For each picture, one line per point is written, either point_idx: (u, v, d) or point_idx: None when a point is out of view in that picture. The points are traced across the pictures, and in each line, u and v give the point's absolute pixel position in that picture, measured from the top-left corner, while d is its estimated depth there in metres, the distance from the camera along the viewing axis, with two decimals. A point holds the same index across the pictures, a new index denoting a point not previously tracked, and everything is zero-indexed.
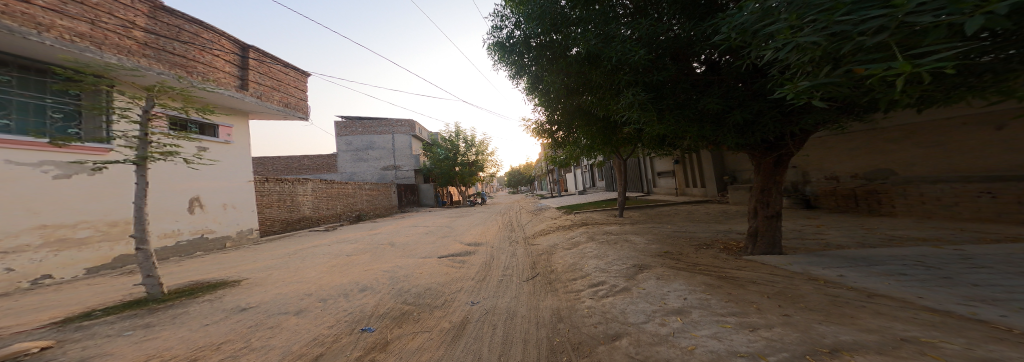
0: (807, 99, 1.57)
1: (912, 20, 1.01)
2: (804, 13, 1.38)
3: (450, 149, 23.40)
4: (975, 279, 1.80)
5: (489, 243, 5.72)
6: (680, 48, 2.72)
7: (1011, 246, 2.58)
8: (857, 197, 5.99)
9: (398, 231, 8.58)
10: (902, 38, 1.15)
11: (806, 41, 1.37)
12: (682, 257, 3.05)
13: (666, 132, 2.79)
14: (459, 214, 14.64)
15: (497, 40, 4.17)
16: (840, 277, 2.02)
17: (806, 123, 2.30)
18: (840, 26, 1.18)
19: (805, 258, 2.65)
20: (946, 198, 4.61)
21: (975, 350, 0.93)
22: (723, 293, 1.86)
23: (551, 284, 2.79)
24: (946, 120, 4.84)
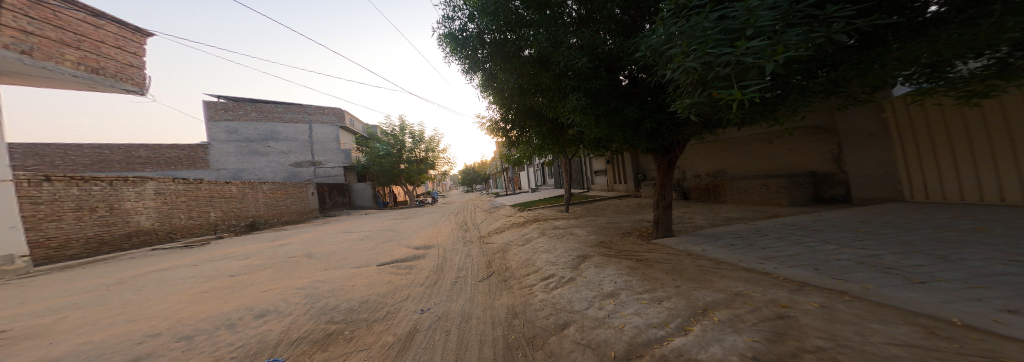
0: (688, 113, 2.16)
1: (744, 59, 1.57)
2: (691, 44, 1.87)
3: (391, 144, 20.70)
4: (767, 245, 2.90)
5: (440, 245, 5.41)
6: (613, 61, 3.13)
7: (781, 221, 4.24)
8: (708, 188, 8.46)
9: (320, 239, 7.05)
10: (739, 72, 1.73)
11: (689, 66, 1.86)
12: (613, 245, 3.68)
13: (601, 135, 3.20)
14: (402, 216, 13.12)
15: (448, 31, 3.75)
16: (703, 250, 2.93)
17: (686, 133, 3.10)
18: (710, 56, 1.68)
19: (685, 238, 3.67)
20: (748, 189, 7.01)
21: (765, 294, 1.55)
22: (640, 272, 2.41)
23: (506, 282, 2.91)
24: (747, 136, 7.46)
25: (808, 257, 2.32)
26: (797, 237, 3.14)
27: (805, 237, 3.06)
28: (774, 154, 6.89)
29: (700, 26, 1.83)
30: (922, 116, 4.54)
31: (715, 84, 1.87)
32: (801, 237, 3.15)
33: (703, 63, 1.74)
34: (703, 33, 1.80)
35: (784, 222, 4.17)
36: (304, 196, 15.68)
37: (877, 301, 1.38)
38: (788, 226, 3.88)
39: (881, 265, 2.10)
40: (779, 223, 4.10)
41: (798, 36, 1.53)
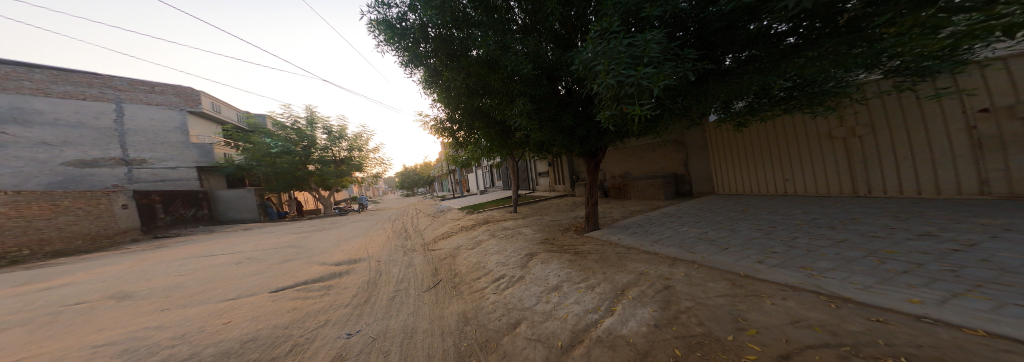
0: (607, 123, 2.59)
1: (643, 81, 2.05)
2: (611, 63, 2.23)
3: (291, 139, 16.63)
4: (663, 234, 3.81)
5: (367, 258, 4.67)
6: (554, 71, 3.30)
7: (671, 212, 5.57)
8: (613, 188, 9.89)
9: (174, 269, 4.93)
10: (640, 93, 2.20)
11: (609, 82, 2.22)
12: (556, 241, 4.04)
13: (544, 140, 3.38)
14: (308, 229, 10.50)
15: (382, 17, 3.20)
16: (620, 241, 3.66)
17: (607, 141, 3.62)
18: (623, 76, 2.10)
19: (608, 230, 4.42)
20: (642, 188, 8.43)
21: None
22: (577, 264, 2.76)
23: (456, 289, 2.76)
24: (647, 144, 8.72)
25: (673, 244, 3.36)
26: (671, 223, 4.50)
27: (672, 224, 4.43)
28: (661, 161, 8.44)
29: (615, 48, 2.24)
30: (790, 125, 5.58)
31: (623, 102, 2.32)
32: (673, 223, 4.50)
33: (616, 82, 2.14)
34: (618, 55, 2.21)
35: (663, 212, 5.68)
36: (108, 209, 10.91)
37: None
38: (666, 215, 5.31)
39: (707, 243, 3.27)
40: (660, 213, 5.57)
41: (672, 70, 2.11)
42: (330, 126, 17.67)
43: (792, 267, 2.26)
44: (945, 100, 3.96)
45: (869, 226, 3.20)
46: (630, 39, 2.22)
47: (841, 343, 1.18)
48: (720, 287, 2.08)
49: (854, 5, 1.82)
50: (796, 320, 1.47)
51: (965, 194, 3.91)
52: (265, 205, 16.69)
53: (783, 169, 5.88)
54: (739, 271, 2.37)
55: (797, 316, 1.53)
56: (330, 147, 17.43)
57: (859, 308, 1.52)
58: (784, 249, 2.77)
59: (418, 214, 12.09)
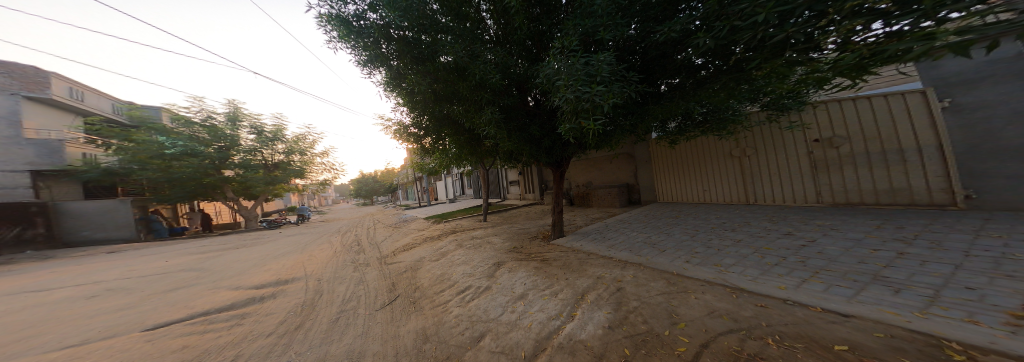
0: (568, 135, 2.75)
1: (595, 98, 2.27)
2: (572, 80, 2.41)
3: (205, 139, 13.84)
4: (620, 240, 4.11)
5: (317, 277, 4.19)
6: (523, 83, 3.41)
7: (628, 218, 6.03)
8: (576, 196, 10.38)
9: (38, 303, 3.83)
10: (594, 109, 2.41)
11: (568, 97, 2.40)
12: (523, 249, 4.08)
13: (513, 149, 3.45)
14: (239, 245, 9.05)
15: (334, 11, 2.99)
16: (583, 247, 3.85)
17: (571, 152, 3.82)
18: (577, 93, 2.31)
19: (573, 237, 4.61)
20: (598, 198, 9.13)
21: None
22: (543, 273, 2.81)
23: (415, 305, 2.58)
24: (600, 157, 9.49)
25: (621, 247, 3.74)
26: (623, 229, 4.94)
27: (625, 229, 4.88)
28: (611, 173, 9.21)
29: (573, 66, 2.43)
30: (703, 147, 6.65)
31: (576, 117, 2.54)
32: (626, 228, 4.94)
33: (571, 99, 2.33)
34: (575, 73, 2.40)
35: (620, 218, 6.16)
36: None
37: None
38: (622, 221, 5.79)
39: (647, 245, 3.74)
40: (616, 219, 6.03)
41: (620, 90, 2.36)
42: (258, 124, 15.38)
43: (709, 264, 2.79)
44: (792, 132, 5.21)
45: (775, 230, 3.87)
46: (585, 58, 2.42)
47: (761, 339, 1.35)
48: (659, 286, 2.36)
49: (744, 52, 2.33)
50: (709, 310, 1.84)
51: (810, 202, 5.14)
52: (145, 220, 13.80)
53: (703, 181, 6.85)
54: (671, 270, 2.76)
55: (710, 307, 1.88)
56: (256, 149, 15.17)
57: (748, 296, 2.05)
58: (706, 249, 3.31)
59: (380, 225, 11.27)
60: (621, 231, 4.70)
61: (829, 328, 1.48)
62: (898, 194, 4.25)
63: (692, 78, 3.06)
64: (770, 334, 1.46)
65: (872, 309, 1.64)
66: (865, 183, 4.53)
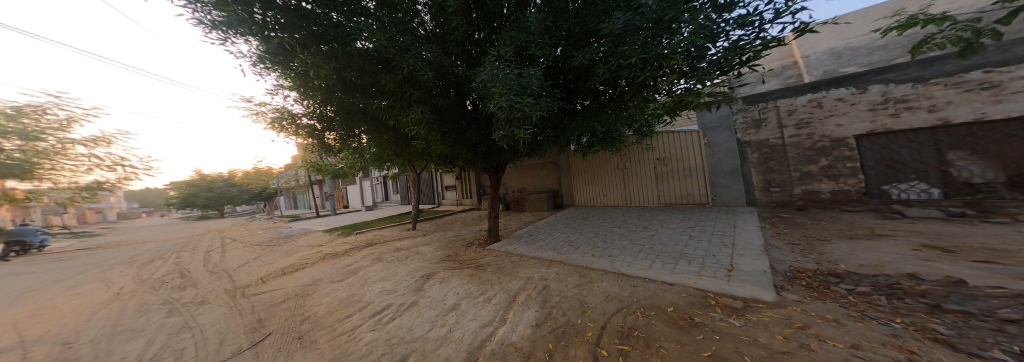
0: (501, 142, 2.84)
1: (524, 108, 2.44)
2: (504, 89, 2.51)
3: None
4: (549, 241, 4.46)
5: (84, 337, 2.63)
6: (458, 85, 3.37)
7: (555, 220, 6.66)
8: (513, 201, 10.61)
9: None
10: (524, 118, 2.56)
11: (500, 105, 2.49)
12: (457, 257, 3.95)
13: (447, 151, 3.35)
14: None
15: None
16: (517, 249, 4.01)
17: (505, 158, 3.95)
18: (511, 103, 2.41)
19: (507, 241, 4.73)
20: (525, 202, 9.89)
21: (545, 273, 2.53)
22: (477, 280, 2.79)
23: (302, 341, 2.06)
24: (521, 167, 10.46)
25: (544, 247, 4.06)
26: (547, 230, 5.44)
27: (549, 230, 5.38)
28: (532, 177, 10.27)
29: (504, 77, 2.55)
30: (594, 160, 8.55)
31: (509, 127, 2.65)
32: (550, 229, 5.48)
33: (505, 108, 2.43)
34: (507, 84, 2.51)
35: (547, 220, 6.74)
36: None
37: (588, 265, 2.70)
38: (549, 223, 6.36)
39: (564, 243, 4.22)
40: (544, 222, 6.58)
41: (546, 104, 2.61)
42: None
43: (607, 256, 3.42)
44: (645, 152, 7.50)
45: (662, 228, 4.94)
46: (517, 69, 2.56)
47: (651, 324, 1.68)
48: (574, 279, 2.69)
49: (626, 86, 3.03)
50: (605, 295, 2.27)
51: (653, 202, 7.62)
52: None
53: (596, 187, 8.67)
54: (582, 264, 3.17)
55: (607, 292, 2.32)
56: None
57: (629, 279, 2.66)
58: (607, 244, 4.02)
59: (257, 243, 8.61)
60: (546, 233, 5.16)
61: (675, 302, 2.10)
62: (687, 198, 7.13)
63: (597, 100, 3.54)
64: (652, 315, 1.87)
65: (680, 277, 2.63)
66: (677, 191, 7.23)
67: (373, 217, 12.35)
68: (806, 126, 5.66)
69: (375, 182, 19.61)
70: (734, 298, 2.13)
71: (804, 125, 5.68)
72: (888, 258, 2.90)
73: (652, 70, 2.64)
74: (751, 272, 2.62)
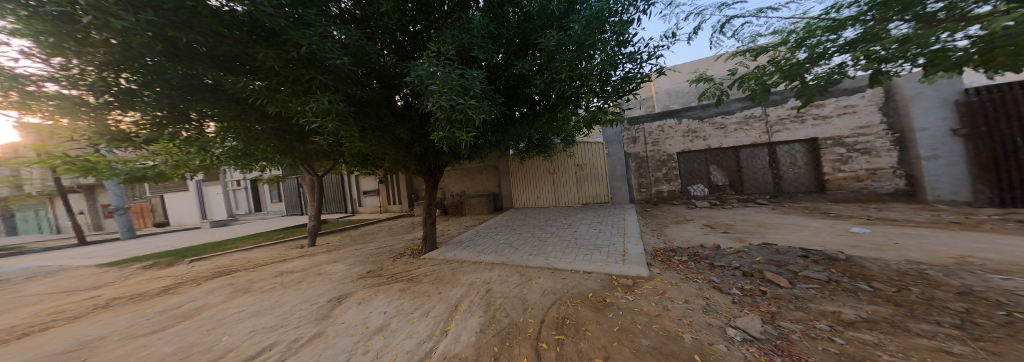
0: (439, 144, 2.68)
1: (467, 110, 2.39)
2: (443, 88, 2.40)
3: None
4: (489, 244, 4.46)
5: None
6: (385, 76, 3.06)
7: (493, 223, 6.77)
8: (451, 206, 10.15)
9: None
10: (467, 119, 2.50)
11: (439, 104, 2.36)
12: (381, 271, 3.52)
13: (367, 150, 3.02)
14: None
15: None
16: (455, 255, 3.87)
17: (443, 160, 3.78)
18: (453, 103, 2.32)
19: (446, 248, 4.48)
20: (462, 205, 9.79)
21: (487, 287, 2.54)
22: (410, 294, 2.54)
23: None
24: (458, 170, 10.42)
25: (485, 250, 4.05)
26: (488, 233, 5.51)
27: (490, 233, 5.45)
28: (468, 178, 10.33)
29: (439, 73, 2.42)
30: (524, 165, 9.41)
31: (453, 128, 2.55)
32: (491, 232, 5.56)
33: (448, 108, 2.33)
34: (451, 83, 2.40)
35: (487, 223, 6.77)
36: None
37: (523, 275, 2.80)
38: (489, 225, 6.43)
39: (504, 244, 4.34)
40: (485, 225, 6.59)
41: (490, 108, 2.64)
42: None
43: (541, 253, 3.66)
44: (567, 158, 8.74)
45: (586, 225, 5.62)
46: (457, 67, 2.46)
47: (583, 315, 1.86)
48: (515, 279, 2.74)
49: (555, 99, 3.42)
50: (543, 290, 2.42)
51: (574, 202, 8.88)
52: None
53: (527, 190, 9.46)
54: (522, 264, 3.27)
55: (544, 288, 2.45)
56: None
57: (560, 272, 2.90)
58: (542, 242, 4.33)
59: None
60: (487, 235, 5.22)
61: (594, 287, 2.43)
62: (596, 197, 8.65)
63: (533, 108, 3.81)
64: (578, 302, 2.12)
65: (595, 265, 3.05)
66: (590, 192, 8.66)
67: (242, 234, 9.19)
68: (654, 145, 8.06)
69: (236, 189, 15.37)
70: (630, 278, 2.64)
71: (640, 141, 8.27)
72: (692, 235, 4.43)
73: (576, 87, 3.07)
74: (634, 253, 3.42)
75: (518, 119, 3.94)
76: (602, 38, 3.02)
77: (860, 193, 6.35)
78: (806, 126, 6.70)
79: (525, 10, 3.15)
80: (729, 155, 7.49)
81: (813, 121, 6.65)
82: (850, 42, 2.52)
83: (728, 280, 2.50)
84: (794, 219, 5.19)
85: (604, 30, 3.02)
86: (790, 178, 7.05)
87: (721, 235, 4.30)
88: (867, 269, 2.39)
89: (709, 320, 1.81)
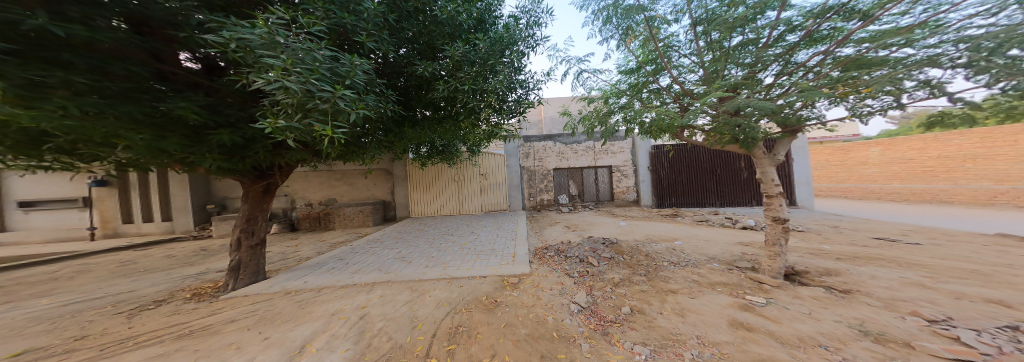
0: (283, 137, 1.96)
1: (339, 103, 1.93)
2: (296, 65, 1.85)
3: None
4: (361, 263, 3.77)
5: None
6: (160, 22, 2.09)
7: (369, 238, 5.81)
8: (319, 218, 8.09)
9: None
10: (336, 112, 1.98)
11: (288, 86, 1.77)
12: (101, 335, 2.18)
13: (83, 136, 1.89)
14: None
15: None
16: (302, 283, 3.03)
17: (288, 159, 2.98)
18: (314, 89, 1.80)
19: (282, 276, 3.42)
20: (342, 217, 7.91)
21: (340, 318, 2.03)
22: (188, 353, 1.73)
23: None
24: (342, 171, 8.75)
25: (362, 270, 3.39)
26: (370, 248, 4.68)
27: (374, 248, 4.65)
28: (344, 184, 8.78)
29: (275, 38, 1.82)
30: (428, 170, 8.78)
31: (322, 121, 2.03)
32: (373, 248, 4.73)
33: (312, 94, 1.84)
34: (310, 64, 1.91)
35: (368, 237, 5.74)
36: None
37: (395, 297, 2.42)
38: (370, 240, 5.46)
39: (392, 260, 3.83)
40: (366, 239, 5.54)
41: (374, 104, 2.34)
42: None
43: (439, 264, 3.47)
44: (473, 167, 8.85)
45: (494, 232, 5.79)
46: (316, 43, 2.00)
47: (464, 322, 1.92)
48: (404, 296, 2.43)
49: (460, 110, 3.52)
50: (436, 302, 2.29)
51: (477, 211, 9.06)
52: None
53: (434, 199, 8.98)
54: (415, 278, 2.96)
55: (438, 299, 2.32)
56: None
57: (457, 280, 2.83)
58: (440, 252, 4.13)
59: None
60: (371, 251, 4.44)
61: (488, 290, 2.56)
62: (495, 205, 9.16)
63: (436, 113, 3.82)
64: (472, 307, 2.15)
65: (489, 269, 3.20)
66: (491, 200, 9.11)
67: None
68: (538, 161, 9.65)
69: None
70: (516, 276, 2.95)
71: (528, 155, 9.62)
72: (558, 233, 5.58)
73: (477, 100, 3.27)
74: (508, 254, 3.93)
75: (419, 122, 3.97)
76: (502, 61, 3.35)
77: (625, 202, 9.53)
78: (609, 156, 9.61)
79: (433, 13, 3.01)
80: (577, 174, 9.96)
81: (610, 151, 9.60)
82: (623, 107, 3.17)
83: (572, 266, 3.20)
84: (610, 218, 7.61)
85: (505, 55, 3.40)
86: (605, 191, 9.91)
87: (573, 232, 5.64)
88: (661, 250, 3.73)
89: (562, 300, 2.32)
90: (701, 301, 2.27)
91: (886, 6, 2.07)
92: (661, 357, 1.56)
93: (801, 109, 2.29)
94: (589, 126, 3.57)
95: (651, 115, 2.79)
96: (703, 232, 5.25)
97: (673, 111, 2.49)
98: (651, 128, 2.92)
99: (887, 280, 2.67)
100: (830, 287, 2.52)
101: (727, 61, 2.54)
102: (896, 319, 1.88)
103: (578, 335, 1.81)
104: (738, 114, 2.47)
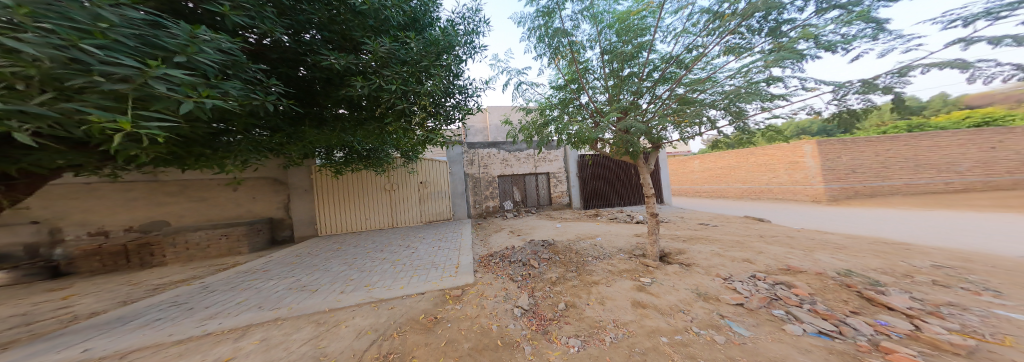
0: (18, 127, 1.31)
1: (153, 84, 1.52)
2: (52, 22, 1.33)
3: None
4: (213, 307, 2.90)
5: None
6: None
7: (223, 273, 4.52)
8: (128, 252, 5.72)
9: None
10: (147, 96, 1.57)
11: (30, 53, 1.24)
12: None
13: None
14: None
15: None
16: (86, 351, 2.09)
17: (49, 165, 2.04)
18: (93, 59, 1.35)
19: (23, 352, 2.17)
20: (201, 242, 6.20)
21: None
22: None
23: None
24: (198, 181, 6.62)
25: (225, 314, 2.68)
26: (245, 283, 3.72)
27: (254, 283, 3.73)
28: (194, 200, 6.58)
29: None
30: (352, 178, 7.99)
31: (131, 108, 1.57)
32: (248, 282, 3.78)
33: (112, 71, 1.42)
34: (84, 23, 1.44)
35: (238, 270, 4.51)
36: None
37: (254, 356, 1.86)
38: (240, 274, 4.30)
39: (283, 292, 3.23)
40: (233, 274, 4.33)
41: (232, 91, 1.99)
42: None
43: (363, 287, 3.17)
44: (411, 174, 8.53)
45: (438, 243, 5.51)
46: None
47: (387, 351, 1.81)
48: (303, 333, 2.15)
49: (387, 111, 3.57)
50: (358, 331, 2.12)
51: (417, 222, 8.73)
52: None
53: (359, 212, 8.13)
54: (324, 308, 2.62)
55: (358, 329, 2.15)
56: None
57: (386, 303, 2.64)
58: (362, 274, 3.72)
59: None
60: (248, 287, 3.55)
61: (426, 307, 2.48)
62: (439, 214, 9.04)
63: (356, 115, 3.99)
64: (407, 330, 2.08)
65: (430, 283, 3.10)
66: (432, 210, 8.91)
67: None
68: (482, 168, 9.82)
69: None
70: (459, 288, 2.92)
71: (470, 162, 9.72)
72: (502, 239, 5.69)
73: (408, 102, 3.41)
74: (432, 263, 3.98)
75: (329, 120, 4.09)
76: (437, 64, 3.50)
77: (561, 205, 10.48)
78: (547, 163, 10.44)
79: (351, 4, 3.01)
80: (519, 181, 10.36)
81: (544, 160, 10.42)
82: (556, 119, 3.51)
83: (515, 271, 3.32)
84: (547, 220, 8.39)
85: (442, 57, 3.54)
86: (544, 195, 10.57)
87: (517, 237, 5.83)
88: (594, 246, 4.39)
89: (507, 306, 2.41)
90: (615, 288, 2.73)
91: (694, 62, 3.04)
92: (590, 345, 1.83)
93: (660, 130, 3.08)
94: (530, 135, 3.73)
95: (573, 129, 3.25)
96: (618, 228, 6.39)
97: (590, 126, 2.99)
98: (574, 139, 3.36)
99: (707, 254, 3.83)
100: (686, 263, 3.49)
101: (622, 88, 3.21)
102: (710, 280, 2.91)
103: (521, 339, 1.93)
104: (628, 132, 3.14)
